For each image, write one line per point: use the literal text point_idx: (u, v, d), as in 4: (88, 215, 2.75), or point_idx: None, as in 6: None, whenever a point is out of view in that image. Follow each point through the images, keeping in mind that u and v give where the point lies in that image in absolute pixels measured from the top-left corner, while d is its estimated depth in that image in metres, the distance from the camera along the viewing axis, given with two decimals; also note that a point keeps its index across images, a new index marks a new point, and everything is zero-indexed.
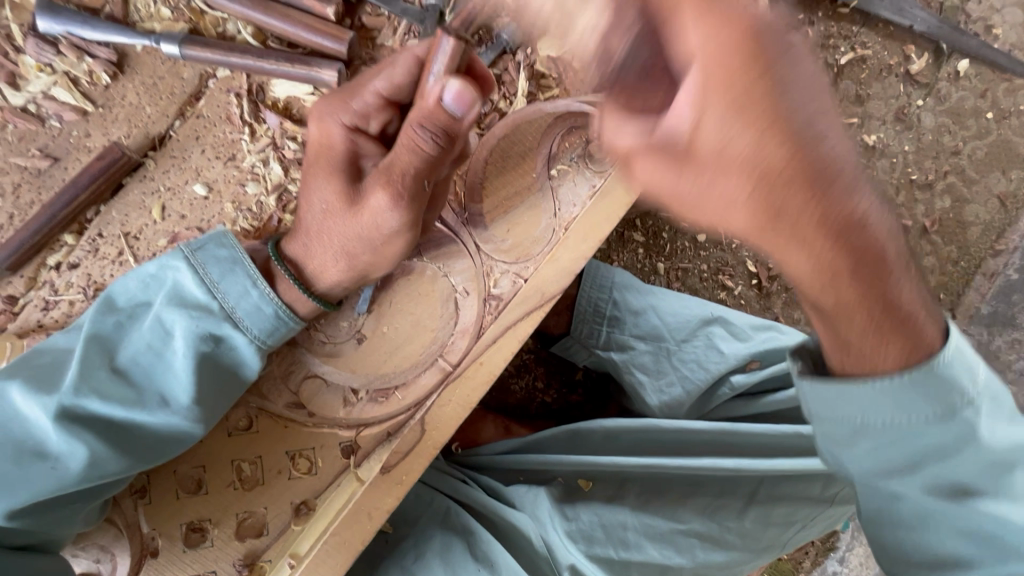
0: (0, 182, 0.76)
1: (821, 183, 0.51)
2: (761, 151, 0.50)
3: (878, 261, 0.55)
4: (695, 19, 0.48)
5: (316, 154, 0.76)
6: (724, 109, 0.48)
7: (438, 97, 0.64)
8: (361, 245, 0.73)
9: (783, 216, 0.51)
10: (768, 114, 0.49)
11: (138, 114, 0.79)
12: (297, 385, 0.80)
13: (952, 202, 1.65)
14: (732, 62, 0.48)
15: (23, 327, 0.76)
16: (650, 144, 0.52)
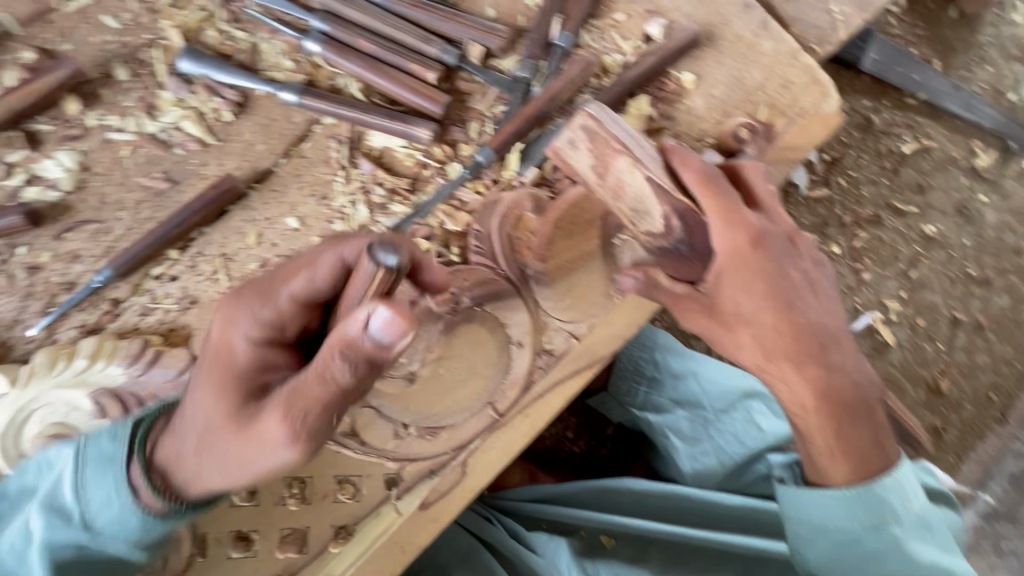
0: (125, 198, 0.86)
1: (809, 336, 0.76)
2: (767, 314, 0.76)
3: (851, 392, 0.78)
4: (722, 226, 0.75)
5: (210, 361, 0.67)
6: (739, 288, 0.75)
7: (362, 322, 0.54)
8: (240, 467, 0.64)
9: (788, 359, 0.76)
10: (776, 287, 0.76)
11: (251, 149, 0.88)
12: (352, 413, 0.83)
13: (1011, 301, 1.61)
14: (745, 253, 0.76)
15: (122, 327, 0.84)
16: (694, 302, 0.78)
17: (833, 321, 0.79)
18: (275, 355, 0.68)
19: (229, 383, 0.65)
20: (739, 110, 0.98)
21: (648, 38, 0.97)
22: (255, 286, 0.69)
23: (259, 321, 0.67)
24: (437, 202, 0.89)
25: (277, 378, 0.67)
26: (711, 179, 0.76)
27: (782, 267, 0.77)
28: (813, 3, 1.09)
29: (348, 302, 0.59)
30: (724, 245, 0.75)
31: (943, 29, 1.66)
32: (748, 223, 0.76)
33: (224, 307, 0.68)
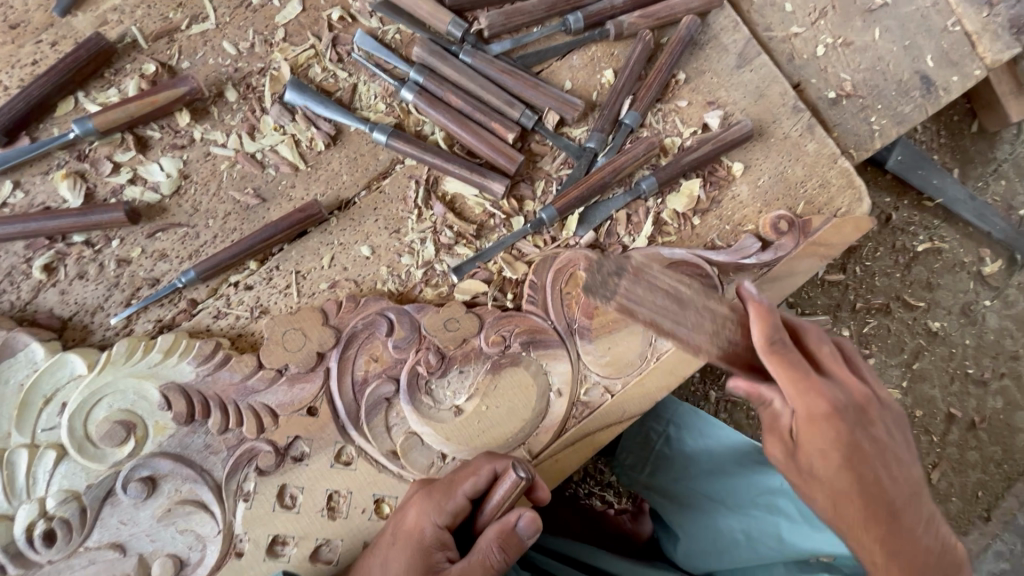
0: (216, 208, 0.93)
1: (881, 503, 0.80)
2: (838, 474, 0.80)
3: (919, 554, 0.79)
4: (822, 392, 0.81)
5: (398, 539, 0.79)
6: (845, 459, 0.80)
7: (512, 523, 0.74)
8: None
9: (865, 528, 0.80)
10: (853, 458, 0.80)
11: (336, 178, 0.96)
12: (398, 435, 0.90)
13: (1004, 404, 1.69)
14: (834, 426, 0.80)
15: (194, 327, 0.90)
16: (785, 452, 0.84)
17: (910, 486, 0.82)
18: (450, 535, 0.78)
19: (409, 537, 0.78)
20: (778, 202, 1.07)
21: (706, 127, 1.07)
22: (438, 482, 0.81)
23: (444, 509, 0.78)
24: (498, 250, 0.96)
25: (446, 554, 0.76)
26: (796, 372, 0.80)
27: (857, 434, 0.82)
28: (855, 112, 1.19)
29: (491, 506, 0.77)
30: (800, 408, 0.80)
31: (965, 140, 1.77)
32: (824, 398, 0.81)
33: (416, 503, 0.80)
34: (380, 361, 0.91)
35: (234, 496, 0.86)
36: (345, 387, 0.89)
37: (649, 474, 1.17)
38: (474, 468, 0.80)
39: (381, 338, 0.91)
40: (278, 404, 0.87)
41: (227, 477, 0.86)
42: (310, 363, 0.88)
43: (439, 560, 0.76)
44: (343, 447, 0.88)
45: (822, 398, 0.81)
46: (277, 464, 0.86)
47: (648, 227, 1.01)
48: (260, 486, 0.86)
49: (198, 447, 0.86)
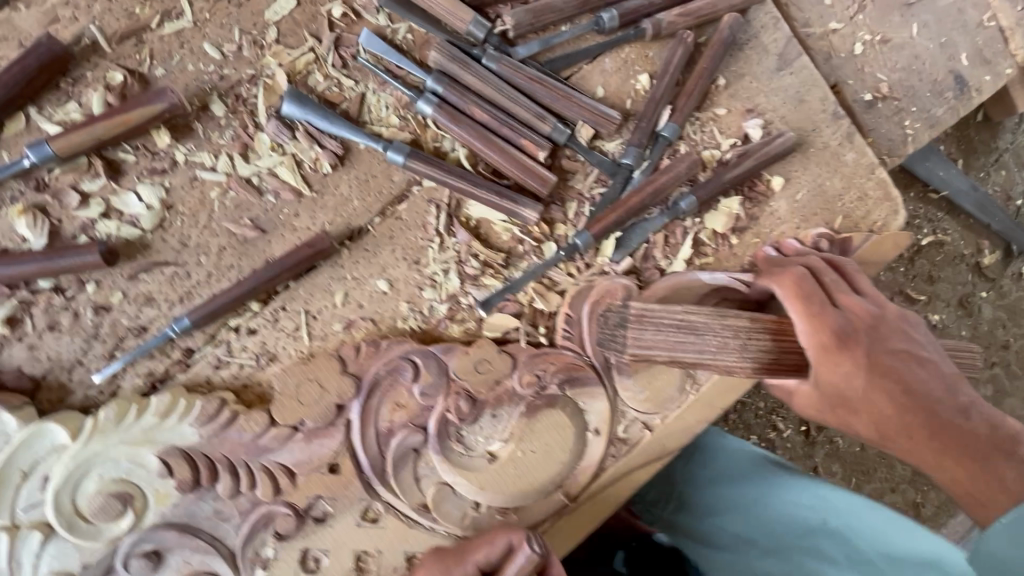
0: (208, 242, 0.81)
1: (925, 417, 0.82)
2: (867, 390, 0.84)
3: (977, 442, 0.80)
4: (829, 320, 0.85)
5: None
6: (864, 371, 0.84)
7: None
8: None
9: (901, 430, 0.83)
10: (876, 375, 0.84)
11: (345, 204, 0.85)
12: (427, 487, 0.83)
13: (993, 392, 1.75)
14: (854, 350, 0.84)
15: (192, 380, 0.80)
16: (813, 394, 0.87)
17: (944, 375, 0.85)
18: None
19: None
20: (816, 218, 1.01)
21: (746, 138, 0.98)
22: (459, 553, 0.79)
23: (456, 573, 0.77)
24: (529, 281, 0.88)
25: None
26: (806, 304, 0.86)
27: (874, 343, 0.85)
28: (890, 115, 1.13)
29: None
30: (813, 342, 0.85)
31: (971, 130, 1.75)
32: (838, 323, 0.85)
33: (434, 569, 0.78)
34: (406, 408, 0.83)
35: (251, 563, 0.78)
36: (369, 440, 0.81)
37: (672, 511, 1.13)
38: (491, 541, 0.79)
39: (406, 385, 0.83)
40: (296, 463, 0.79)
41: (243, 545, 0.78)
42: (328, 417, 0.80)
43: None
44: (369, 504, 0.82)
45: (829, 325, 0.85)
46: (297, 527, 0.79)
47: (686, 249, 0.94)
48: (281, 550, 0.79)
49: (206, 515, 0.77)
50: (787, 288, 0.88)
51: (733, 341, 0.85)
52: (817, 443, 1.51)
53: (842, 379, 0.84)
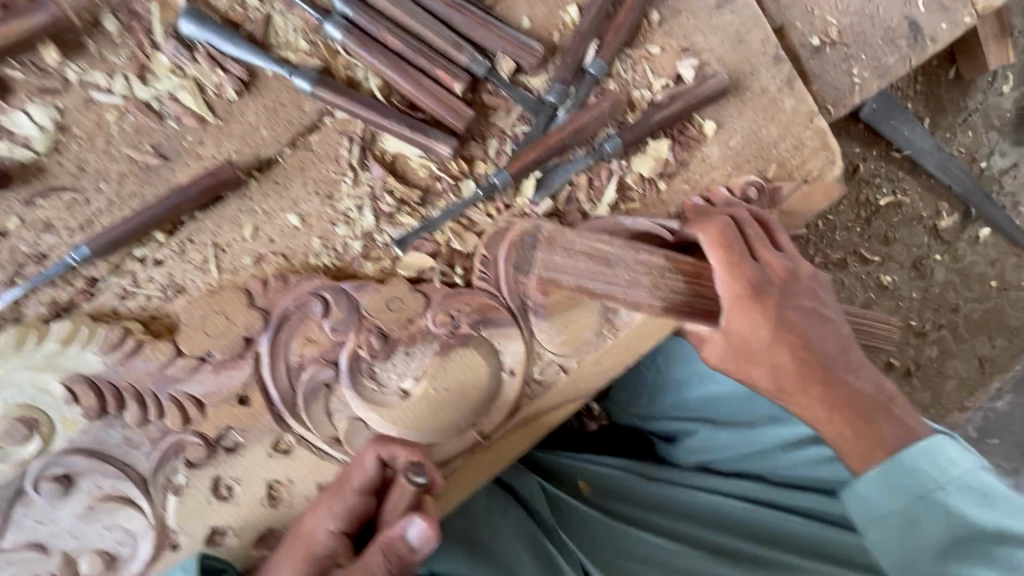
0: (108, 168, 0.78)
1: (817, 369, 0.86)
2: (773, 344, 0.86)
3: (858, 398, 0.85)
4: (744, 273, 0.86)
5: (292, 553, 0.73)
6: (770, 326, 0.86)
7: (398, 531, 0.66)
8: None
9: (800, 381, 0.86)
10: (783, 331, 0.86)
11: (253, 133, 0.82)
12: (340, 422, 0.83)
13: (939, 353, 1.75)
14: (765, 303, 0.86)
15: (97, 310, 0.78)
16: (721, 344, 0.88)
17: (841, 338, 0.89)
18: (343, 539, 0.73)
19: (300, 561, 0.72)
20: (749, 165, 0.99)
21: (679, 79, 0.96)
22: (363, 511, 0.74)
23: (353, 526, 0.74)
24: (446, 220, 0.87)
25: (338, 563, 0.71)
26: (727, 255, 0.86)
27: (784, 300, 0.87)
28: (838, 62, 1.10)
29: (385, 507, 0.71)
30: (729, 292, 0.86)
31: (940, 88, 1.71)
32: (754, 278, 0.86)
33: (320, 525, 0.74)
34: (317, 343, 0.82)
35: (163, 490, 0.79)
36: (279, 374, 0.81)
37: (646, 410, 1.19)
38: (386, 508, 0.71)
39: (316, 319, 0.82)
40: (204, 394, 0.79)
41: (154, 471, 0.78)
42: (236, 349, 0.79)
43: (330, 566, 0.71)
44: (281, 436, 0.82)
45: (747, 279, 0.86)
46: (207, 456, 0.80)
47: (611, 192, 0.93)
48: (192, 479, 0.80)
49: (116, 442, 0.78)
50: (714, 235, 0.87)
51: (645, 278, 0.85)
52: None
53: (747, 330, 0.86)
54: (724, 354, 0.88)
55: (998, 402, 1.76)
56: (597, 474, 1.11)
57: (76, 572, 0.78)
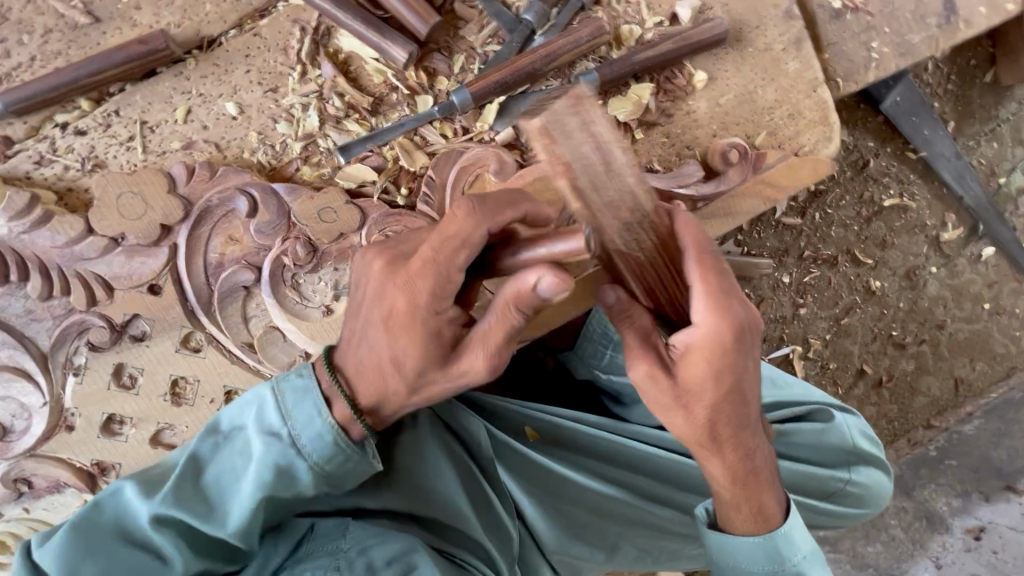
0: (33, 20, 0.72)
1: (733, 433, 0.63)
2: (706, 396, 0.59)
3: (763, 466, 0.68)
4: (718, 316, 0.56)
5: (385, 323, 0.60)
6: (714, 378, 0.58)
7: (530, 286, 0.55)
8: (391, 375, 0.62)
9: (713, 446, 0.63)
10: (735, 382, 0.59)
11: (196, 7, 0.76)
12: (256, 329, 0.80)
13: (915, 368, 1.67)
14: (728, 357, 0.57)
15: (10, 173, 0.74)
16: (645, 360, 0.58)
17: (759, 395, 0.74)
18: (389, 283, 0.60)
19: (483, 339, 0.59)
20: (738, 128, 0.92)
21: (675, 20, 0.88)
22: (415, 259, 0.58)
23: (439, 294, 0.58)
24: (396, 133, 0.81)
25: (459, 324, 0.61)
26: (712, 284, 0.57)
27: (741, 368, 0.59)
28: (856, 32, 1.01)
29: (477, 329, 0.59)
30: (699, 338, 0.56)
31: (973, 91, 1.59)
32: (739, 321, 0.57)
33: (393, 276, 0.59)
34: (240, 244, 0.78)
35: (63, 369, 0.77)
36: (196, 269, 0.77)
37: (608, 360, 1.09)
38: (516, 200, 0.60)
39: (241, 218, 0.77)
40: (113, 277, 0.76)
41: (54, 348, 0.76)
42: (152, 236, 0.75)
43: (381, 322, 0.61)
44: (191, 332, 0.79)
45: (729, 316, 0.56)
46: (111, 342, 0.77)
47: None
48: (94, 362, 0.77)
49: (17, 313, 0.75)
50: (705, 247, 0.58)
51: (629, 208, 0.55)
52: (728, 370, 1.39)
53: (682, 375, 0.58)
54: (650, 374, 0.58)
55: (964, 425, 1.65)
56: (553, 427, 0.99)
57: None
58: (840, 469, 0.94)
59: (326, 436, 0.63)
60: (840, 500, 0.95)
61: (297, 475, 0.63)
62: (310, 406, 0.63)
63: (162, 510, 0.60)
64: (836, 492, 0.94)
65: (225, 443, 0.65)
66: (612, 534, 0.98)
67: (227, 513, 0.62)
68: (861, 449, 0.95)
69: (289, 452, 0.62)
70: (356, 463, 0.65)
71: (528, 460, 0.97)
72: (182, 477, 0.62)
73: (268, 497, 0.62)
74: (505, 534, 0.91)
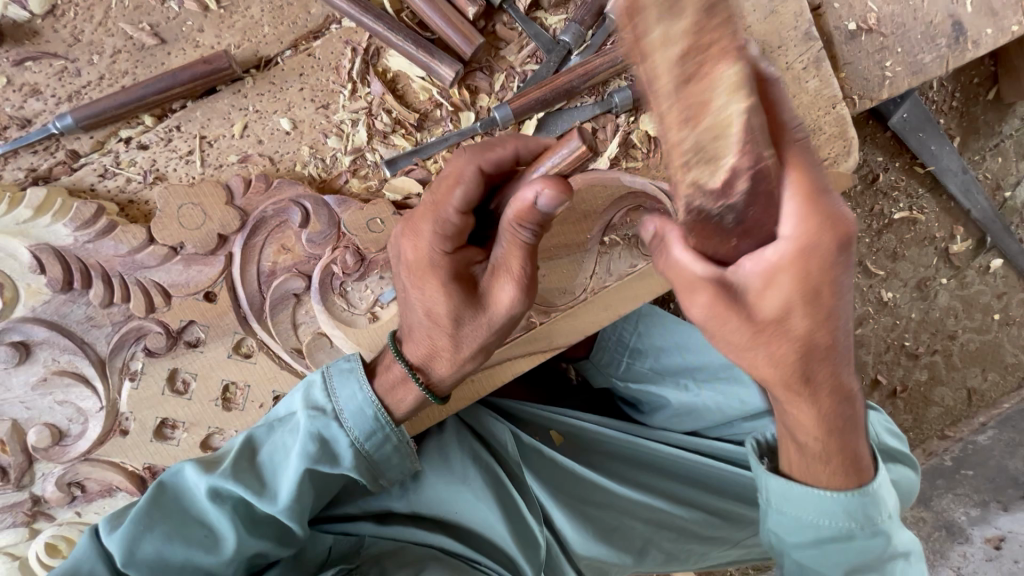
0: (102, 41, 0.76)
1: (820, 363, 0.58)
2: (787, 306, 0.52)
3: (841, 415, 0.66)
4: (800, 209, 0.48)
5: (410, 273, 0.70)
6: (796, 295, 0.51)
7: (529, 203, 0.57)
8: (433, 327, 0.70)
9: (798, 373, 0.57)
10: (818, 288, 0.52)
11: (255, 29, 0.80)
12: (304, 334, 0.83)
13: (928, 377, 1.70)
14: (826, 273, 0.51)
15: (75, 185, 0.78)
16: (721, 283, 0.52)
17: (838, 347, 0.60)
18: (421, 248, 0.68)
19: (503, 269, 0.65)
20: None
21: None
22: (420, 211, 0.68)
23: (447, 233, 0.66)
24: (440, 148, 0.84)
25: (479, 264, 0.69)
26: (821, 198, 0.48)
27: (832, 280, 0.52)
28: (871, 52, 1.06)
29: (493, 258, 0.66)
30: (794, 237, 0.49)
31: (977, 109, 1.64)
32: (841, 234, 0.50)
33: (408, 233, 0.70)
34: (291, 253, 0.82)
35: (119, 374, 0.79)
36: (250, 277, 0.80)
37: (625, 368, 1.09)
38: (501, 141, 0.66)
39: (293, 228, 0.81)
40: (171, 284, 0.79)
41: (112, 354, 0.78)
42: (209, 246, 0.78)
43: (417, 279, 0.69)
44: (243, 338, 0.81)
45: (833, 224, 0.49)
46: (167, 347, 0.79)
47: (613, 147, 0.90)
48: (149, 367, 0.80)
49: (78, 319, 0.77)
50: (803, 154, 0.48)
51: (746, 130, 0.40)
52: None
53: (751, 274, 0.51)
54: (713, 299, 0.52)
55: (979, 435, 1.67)
56: (574, 428, 1.05)
57: (23, 441, 0.78)
58: None
59: (367, 410, 0.71)
60: None
61: (340, 450, 0.70)
62: (353, 384, 0.72)
63: (220, 480, 0.66)
64: None
65: (275, 423, 0.72)
66: (640, 538, 0.97)
67: (277, 487, 0.68)
68: (889, 445, 0.96)
69: (334, 425, 0.70)
70: (394, 443, 0.72)
71: (551, 461, 0.99)
72: (238, 454, 0.69)
73: (312, 469, 0.68)
74: (532, 540, 0.90)
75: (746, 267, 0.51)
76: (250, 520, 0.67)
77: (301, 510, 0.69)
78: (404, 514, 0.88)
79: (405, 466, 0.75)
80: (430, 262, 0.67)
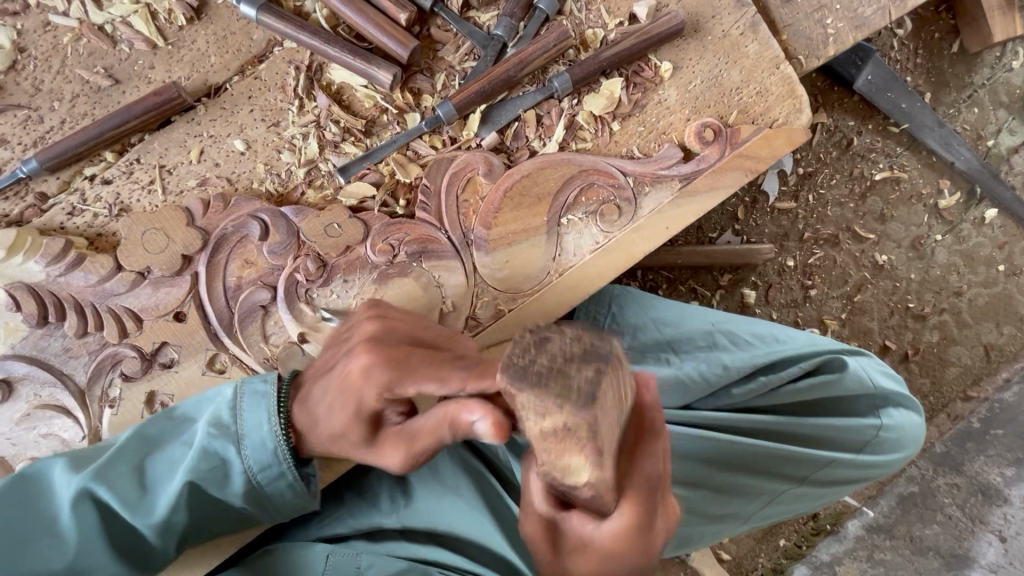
0: (62, 88, 0.82)
1: None
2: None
3: None
4: (624, 515, 0.48)
5: (339, 384, 0.57)
6: (595, 563, 0.51)
7: (465, 421, 0.48)
8: (323, 426, 0.59)
9: None
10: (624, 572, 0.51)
11: (202, 60, 0.85)
12: (276, 344, 0.84)
13: (940, 338, 1.49)
14: (626, 566, 0.51)
15: (46, 225, 0.82)
16: (546, 520, 0.52)
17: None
18: (374, 366, 0.54)
19: (409, 441, 0.54)
20: (709, 110, 0.94)
21: (634, 19, 0.95)
22: (404, 354, 0.55)
23: (393, 391, 0.53)
24: (390, 150, 0.87)
25: (393, 415, 0.56)
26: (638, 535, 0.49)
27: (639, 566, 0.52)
28: (809, 12, 1.06)
29: (410, 426, 0.55)
30: (612, 535, 0.48)
31: (943, 62, 1.43)
32: (645, 560, 0.51)
33: (366, 351, 0.56)
34: (255, 267, 0.84)
35: (99, 403, 0.81)
36: (216, 293, 0.83)
37: None
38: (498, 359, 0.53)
39: (254, 242, 0.83)
40: (141, 308, 0.81)
41: (90, 383, 0.81)
42: (174, 267, 0.81)
43: (344, 390, 0.56)
44: (215, 354, 0.83)
45: (645, 543, 0.49)
46: (143, 370, 0.81)
47: (560, 130, 0.91)
48: (127, 393, 0.81)
49: (55, 351, 0.80)
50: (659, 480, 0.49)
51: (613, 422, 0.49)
52: (814, 301, 1.48)
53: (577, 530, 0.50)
54: (539, 534, 0.52)
55: (1005, 393, 1.46)
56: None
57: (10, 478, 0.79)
58: (872, 416, 0.97)
59: (269, 442, 0.62)
60: (877, 449, 0.97)
61: (232, 476, 0.63)
62: (261, 412, 0.63)
63: (91, 485, 0.61)
64: (871, 440, 0.96)
65: (177, 432, 0.67)
66: None
67: (153, 500, 0.63)
68: (884, 388, 0.98)
69: (230, 448, 0.63)
70: (292, 480, 0.64)
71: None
72: (124, 457, 0.64)
73: (194, 484, 0.63)
74: (533, 548, 0.85)
75: (573, 523, 0.50)
76: (108, 528, 0.62)
77: (171, 528, 0.64)
78: (394, 531, 0.81)
79: (303, 503, 0.66)
80: (364, 391, 0.54)
